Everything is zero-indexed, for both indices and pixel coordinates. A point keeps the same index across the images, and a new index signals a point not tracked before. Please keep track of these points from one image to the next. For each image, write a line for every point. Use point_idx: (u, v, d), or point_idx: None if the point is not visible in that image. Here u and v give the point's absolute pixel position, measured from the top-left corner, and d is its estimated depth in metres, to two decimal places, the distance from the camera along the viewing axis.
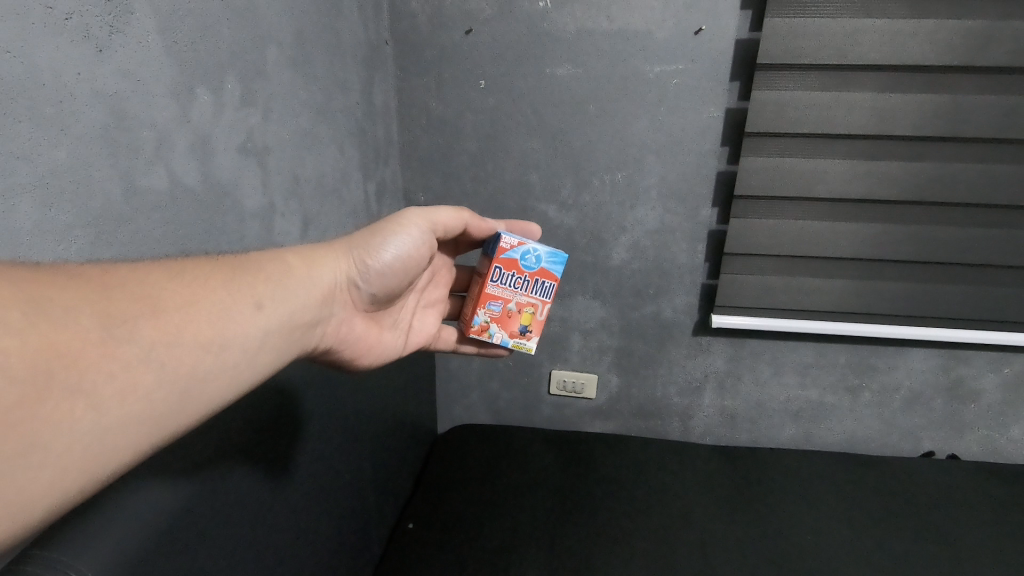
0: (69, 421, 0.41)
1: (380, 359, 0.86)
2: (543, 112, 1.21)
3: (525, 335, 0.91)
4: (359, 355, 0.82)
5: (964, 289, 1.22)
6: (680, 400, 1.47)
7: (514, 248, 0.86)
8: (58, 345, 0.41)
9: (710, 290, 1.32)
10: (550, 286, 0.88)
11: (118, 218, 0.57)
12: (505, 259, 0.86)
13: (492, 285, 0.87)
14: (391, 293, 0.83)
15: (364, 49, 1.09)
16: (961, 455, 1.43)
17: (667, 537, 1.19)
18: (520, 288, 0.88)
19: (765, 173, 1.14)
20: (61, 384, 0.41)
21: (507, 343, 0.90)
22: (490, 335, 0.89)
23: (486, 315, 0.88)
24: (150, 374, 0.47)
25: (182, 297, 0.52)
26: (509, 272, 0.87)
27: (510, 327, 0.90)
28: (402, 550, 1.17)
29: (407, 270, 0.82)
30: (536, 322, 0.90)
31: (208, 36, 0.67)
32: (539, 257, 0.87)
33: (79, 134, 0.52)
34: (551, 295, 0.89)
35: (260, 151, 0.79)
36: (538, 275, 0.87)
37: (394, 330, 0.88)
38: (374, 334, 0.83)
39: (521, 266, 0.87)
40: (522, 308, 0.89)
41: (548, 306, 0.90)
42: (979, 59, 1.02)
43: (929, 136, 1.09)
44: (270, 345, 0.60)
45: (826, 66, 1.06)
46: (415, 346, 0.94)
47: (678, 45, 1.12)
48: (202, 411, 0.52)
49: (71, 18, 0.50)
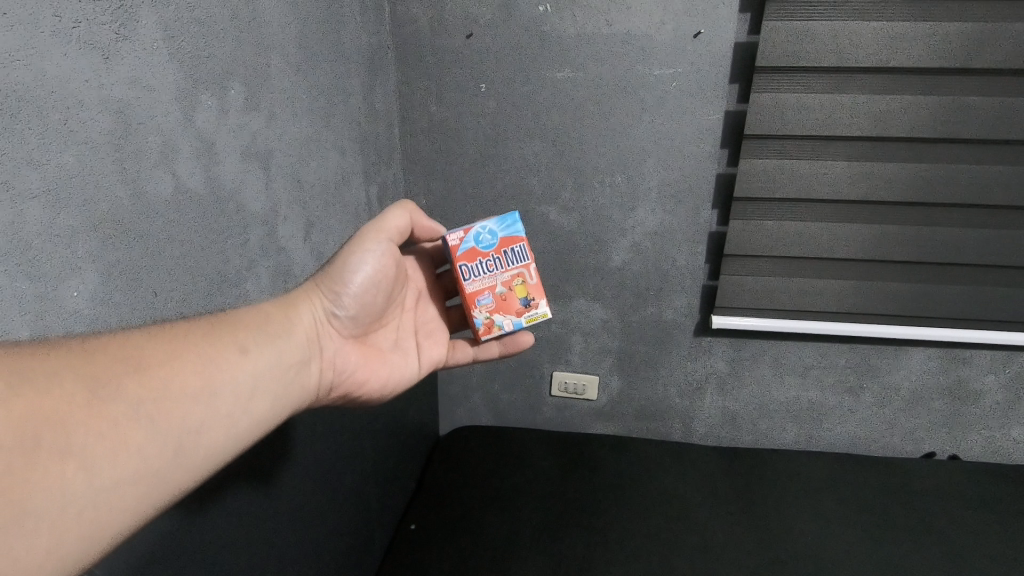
0: (62, 483, 0.43)
1: (391, 389, 0.84)
2: (544, 115, 1.22)
3: (531, 303, 0.90)
4: (365, 384, 0.80)
5: (963, 289, 1.22)
6: (682, 402, 1.47)
7: (464, 238, 0.87)
8: (44, 410, 0.43)
9: (711, 291, 1.32)
10: (521, 247, 0.89)
11: (126, 223, 0.58)
12: (464, 252, 0.86)
13: (470, 282, 0.86)
14: (377, 317, 0.82)
15: (366, 54, 1.10)
16: (963, 457, 1.43)
17: (668, 539, 1.20)
18: (496, 270, 0.88)
19: (763, 175, 1.15)
20: (50, 448, 0.43)
21: (521, 322, 0.90)
22: (499, 327, 0.89)
23: (484, 313, 0.88)
24: (140, 431, 0.49)
25: (165, 352, 0.54)
26: (475, 262, 0.87)
27: (512, 309, 0.89)
28: (404, 551, 1.18)
29: (378, 284, 0.79)
30: (532, 288, 0.90)
31: (213, 43, 0.68)
32: (493, 231, 0.88)
33: (88, 139, 0.53)
34: (528, 255, 0.90)
35: (263, 155, 0.79)
36: (503, 246, 0.88)
37: (401, 355, 0.86)
38: (376, 363, 0.81)
39: (482, 250, 0.87)
40: (511, 283, 0.89)
41: (532, 266, 0.90)
42: (976, 62, 1.03)
43: (927, 138, 1.09)
44: (263, 388, 0.62)
45: (822, 69, 1.06)
46: (429, 368, 0.90)
47: (678, 49, 1.13)
48: (200, 462, 0.54)
49: (79, 26, 0.52)
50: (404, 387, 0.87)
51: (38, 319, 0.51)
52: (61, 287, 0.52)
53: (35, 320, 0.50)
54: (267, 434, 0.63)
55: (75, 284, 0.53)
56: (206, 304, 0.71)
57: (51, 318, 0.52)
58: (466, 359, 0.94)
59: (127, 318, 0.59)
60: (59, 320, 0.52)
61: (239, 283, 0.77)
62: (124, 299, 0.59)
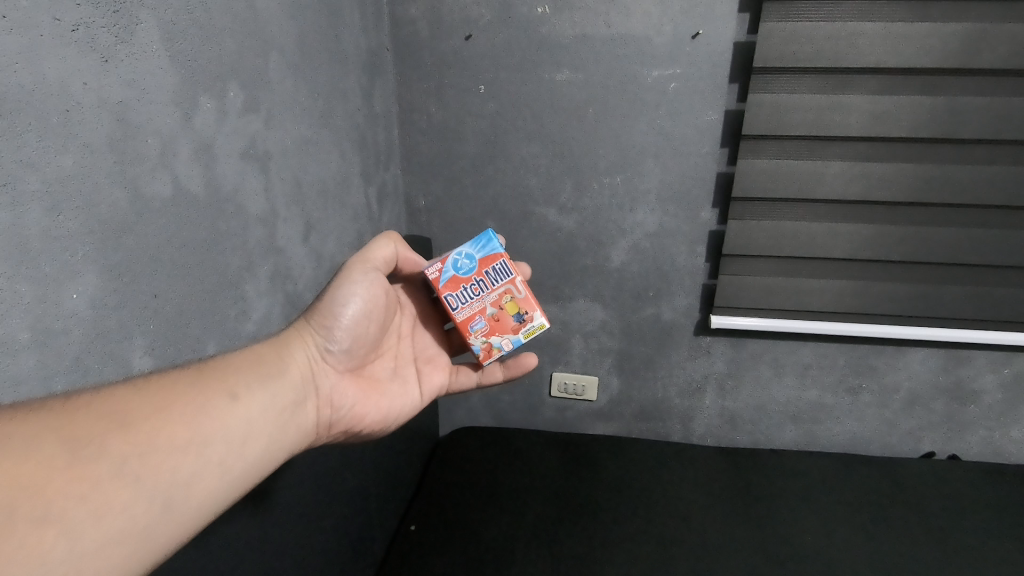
0: (41, 554, 0.41)
1: (391, 420, 0.85)
2: (543, 116, 1.22)
3: (525, 317, 0.89)
4: (364, 418, 0.80)
5: (961, 290, 1.22)
6: (682, 402, 1.47)
7: (443, 269, 0.86)
8: (20, 479, 0.42)
9: (711, 291, 1.32)
10: (502, 264, 0.88)
11: (126, 224, 0.58)
12: (445, 282, 0.86)
13: (459, 311, 0.87)
14: (370, 348, 0.83)
15: (365, 55, 1.10)
16: (963, 456, 1.43)
17: (669, 540, 1.20)
18: (482, 293, 0.87)
19: (762, 175, 1.15)
20: (28, 518, 0.41)
21: (520, 338, 0.90)
22: (498, 348, 0.89)
23: (481, 338, 0.88)
24: (125, 490, 0.47)
25: (151, 404, 0.52)
26: (460, 290, 0.86)
27: (508, 327, 0.89)
28: (405, 552, 1.19)
29: (371, 315, 0.81)
30: (523, 302, 0.89)
31: (212, 45, 0.68)
32: (470, 255, 0.87)
33: (87, 143, 0.53)
34: (511, 270, 0.88)
35: (263, 157, 0.80)
36: (484, 267, 0.87)
37: (397, 385, 0.87)
38: (373, 394, 0.82)
39: (464, 276, 0.87)
40: (500, 301, 0.88)
41: (519, 279, 0.88)
42: (973, 62, 1.03)
43: (927, 138, 1.09)
44: (256, 433, 0.61)
45: (821, 69, 1.07)
46: (430, 394, 0.92)
47: (676, 50, 1.13)
48: (192, 514, 0.53)
49: (78, 29, 0.52)
50: (405, 418, 0.87)
51: (39, 321, 0.51)
52: (61, 289, 0.52)
53: (35, 321, 0.50)
54: (261, 479, 0.61)
55: (74, 286, 0.53)
56: (204, 306, 0.71)
57: (51, 319, 0.52)
58: (470, 381, 0.97)
59: (126, 320, 0.59)
60: (58, 322, 0.52)
61: (238, 285, 0.77)
62: (124, 301, 0.59)
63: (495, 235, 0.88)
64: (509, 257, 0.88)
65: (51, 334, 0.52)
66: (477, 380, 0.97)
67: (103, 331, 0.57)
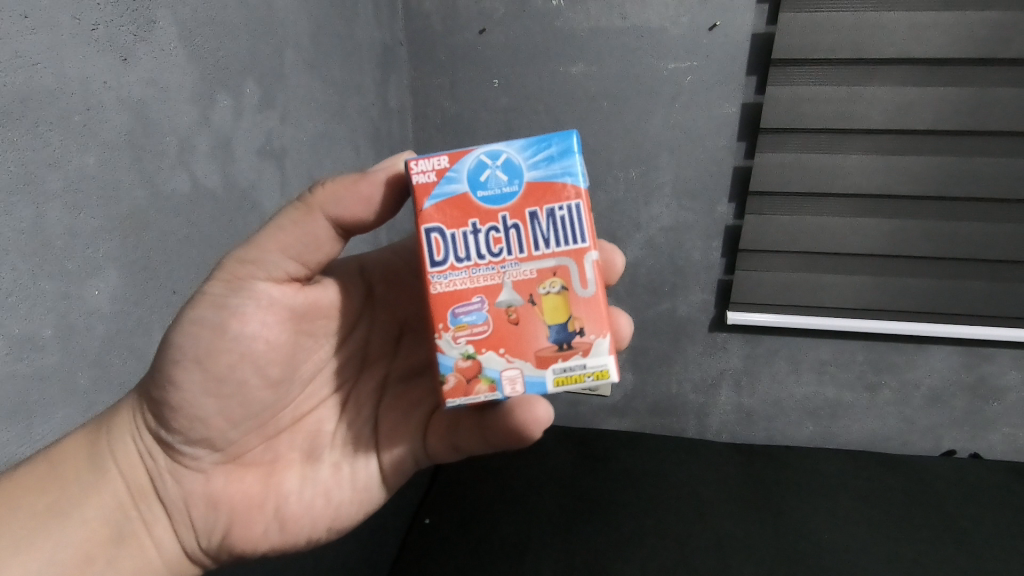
0: None
1: (307, 531, 0.59)
2: (557, 110, 1.21)
3: (574, 342, 0.57)
4: (253, 539, 0.57)
5: (984, 285, 1.19)
6: (697, 397, 1.46)
7: (455, 179, 0.58)
8: None
9: (727, 286, 1.31)
10: (567, 214, 0.57)
11: (146, 221, 0.59)
12: (448, 201, 0.57)
13: (456, 263, 0.57)
14: (259, 424, 0.58)
15: (380, 51, 1.10)
16: (985, 454, 1.40)
17: (683, 537, 1.20)
18: (508, 251, 0.57)
19: (781, 169, 1.13)
20: None
21: (532, 374, 0.57)
22: (487, 377, 0.57)
23: (464, 347, 0.57)
24: None
25: None
26: (469, 224, 0.57)
27: (532, 331, 0.57)
28: (420, 549, 1.22)
29: (242, 377, 0.56)
30: (574, 300, 0.57)
31: (230, 44, 0.69)
32: (511, 177, 0.57)
33: (107, 141, 0.54)
34: (580, 235, 0.57)
35: (279, 153, 0.80)
36: (527, 205, 0.57)
37: (322, 469, 0.61)
38: (268, 498, 0.58)
39: (482, 205, 0.57)
40: (538, 288, 0.57)
41: (579, 254, 0.57)
42: (1001, 52, 1.01)
43: (950, 131, 1.07)
44: None
45: (841, 60, 1.05)
46: (388, 469, 0.64)
47: (693, 42, 1.12)
48: None
49: (97, 28, 0.53)
50: (340, 518, 0.61)
51: (61, 318, 0.53)
52: (83, 285, 0.54)
53: (58, 318, 0.52)
54: None
55: (96, 283, 0.55)
56: None
57: (74, 315, 0.53)
58: (446, 452, 0.64)
59: (145, 317, 0.61)
60: (80, 318, 0.54)
61: None
62: (143, 297, 0.60)
63: (576, 158, 0.57)
64: (586, 205, 0.57)
65: (73, 329, 0.54)
66: (458, 452, 0.64)
67: (123, 326, 0.59)
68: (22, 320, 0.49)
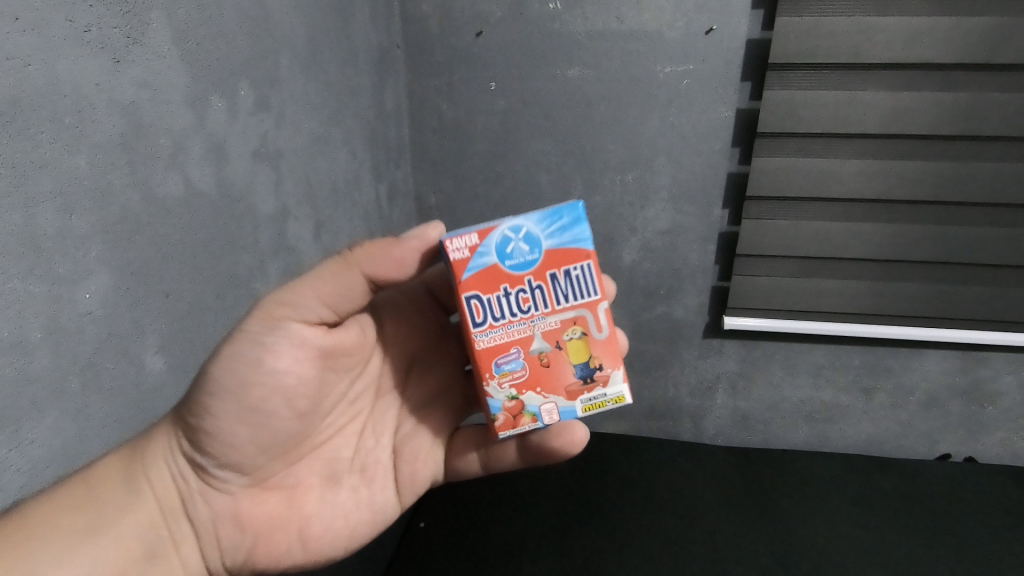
0: None
1: (328, 551, 0.61)
2: (554, 113, 1.21)
3: (596, 375, 0.61)
4: (276, 556, 0.59)
5: (980, 290, 1.20)
6: (693, 401, 1.45)
7: (484, 252, 0.59)
8: None
9: (722, 291, 1.31)
10: (580, 274, 0.59)
11: (138, 223, 0.59)
12: (481, 273, 0.59)
13: (493, 327, 0.59)
14: (283, 451, 0.60)
15: (376, 53, 1.10)
16: (979, 458, 1.40)
17: (680, 540, 1.20)
18: (536, 310, 0.59)
19: (777, 173, 1.13)
20: None
21: (570, 406, 0.61)
22: (530, 412, 0.61)
23: (508, 390, 0.61)
24: None
25: None
26: (501, 292, 0.59)
27: (562, 376, 0.61)
28: (416, 552, 1.22)
29: (273, 408, 0.58)
30: (594, 345, 0.61)
31: (224, 45, 0.69)
32: (529, 244, 0.59)
33: (99, 143, 0.54)
34: (594, 288, 0.60)
35: (273, 156, 0.80)
36: (547, 267, 0.59)
37: (342, 492, 0.63)
38: (291, 520, 0.60)
39: (511, 273, 0.59)
40: (563, 336, 0.60)
41: (596, 305, 0.60)
42: (994, 58, 1.01)
43: (945, 136, 1.07)
44: None
45: (838, 64, 1.05)
46: (408, 493, 0.67)
47: (689, 46, 1.12)
48: None
49: (90, 30, 0.52)
50: (357, 538, 0.63)
51: (51, 322, 0.52)
52: (73, 289, 0.53)
53: (47, 321, 0.51)
54: None
55: (86, 287, 0.54)
56: (214, 308, 0.71)
57: (64, 319, 0.53)
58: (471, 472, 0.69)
59: (138, 321, 0.60)
60: (72, 322, 0.53)
61: (249, 282, 0.77)
62: (136, 302, 0.60)
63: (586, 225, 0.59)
64: (597, 264, 0.59)
65: (65, 333, 0.53)
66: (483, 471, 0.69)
67: (116, 330, 0.58)
68: (11, 323, 0.48)
